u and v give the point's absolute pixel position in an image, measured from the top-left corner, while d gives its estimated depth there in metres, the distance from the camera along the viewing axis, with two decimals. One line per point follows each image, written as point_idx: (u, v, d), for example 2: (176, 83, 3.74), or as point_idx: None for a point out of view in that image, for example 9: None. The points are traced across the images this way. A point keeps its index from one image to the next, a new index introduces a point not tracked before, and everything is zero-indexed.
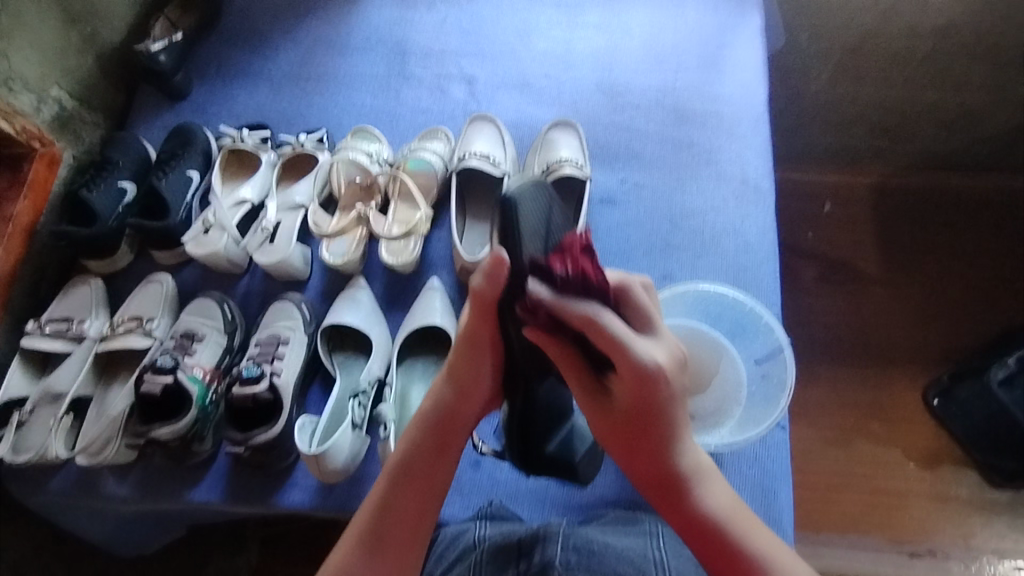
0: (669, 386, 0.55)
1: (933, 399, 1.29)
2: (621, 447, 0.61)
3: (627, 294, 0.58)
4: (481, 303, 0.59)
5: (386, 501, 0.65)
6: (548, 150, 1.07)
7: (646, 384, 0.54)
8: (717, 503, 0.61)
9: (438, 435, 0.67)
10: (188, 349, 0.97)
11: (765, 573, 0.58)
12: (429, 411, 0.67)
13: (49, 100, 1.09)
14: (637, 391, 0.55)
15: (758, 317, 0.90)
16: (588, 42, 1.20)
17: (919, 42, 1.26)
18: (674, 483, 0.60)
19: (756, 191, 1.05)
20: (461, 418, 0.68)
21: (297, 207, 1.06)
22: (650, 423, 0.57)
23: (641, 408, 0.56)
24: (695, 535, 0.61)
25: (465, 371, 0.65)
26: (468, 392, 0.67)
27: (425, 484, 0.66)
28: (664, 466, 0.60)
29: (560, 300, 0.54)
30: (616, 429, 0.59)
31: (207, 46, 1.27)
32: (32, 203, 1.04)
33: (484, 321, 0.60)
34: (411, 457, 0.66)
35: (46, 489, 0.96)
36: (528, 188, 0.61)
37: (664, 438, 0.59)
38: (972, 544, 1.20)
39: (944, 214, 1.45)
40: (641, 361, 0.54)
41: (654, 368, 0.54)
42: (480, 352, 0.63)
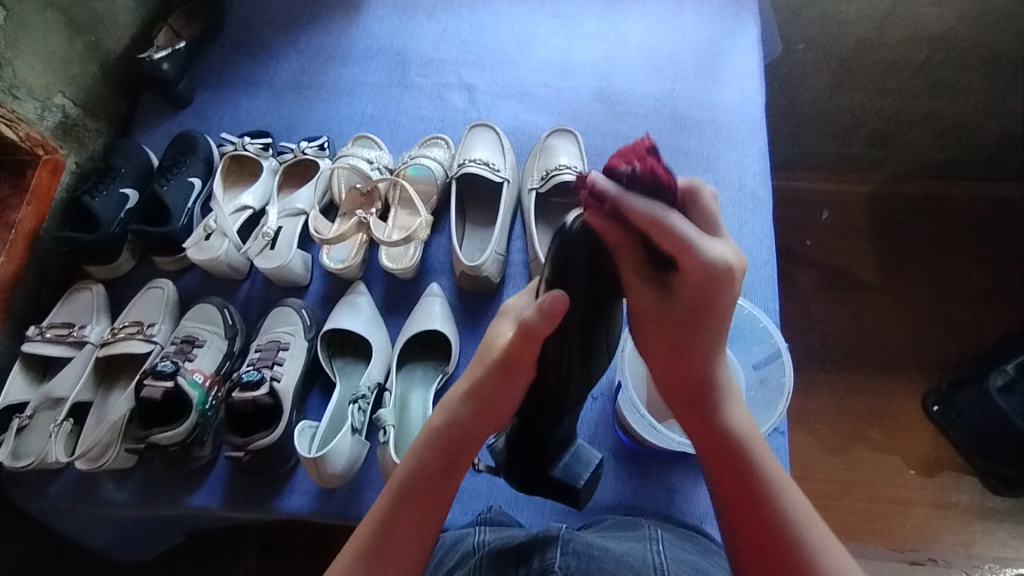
0: (729, 284, 0.56)
1: (933, 407, 1.29)
2: (660, 347, 0.62)
3: (694, 195, 0.58)
4: (528, 336, 0.57)
5: (391, 516, 0.64)
6: (547, 157, 1.07)
7: (708, 281, 0.55)
8: (738, 420, 0.65)
9: (451, 452, 0.66)
10: (189, 354, 0.97)
11: (772, 488, 0.61)
12: (441, 425, 0.67)
13: (53, 108, 1.10)
14: (697, 289, 0.56)
15: (756, 322, 0.91)
16: (587, 51, 1.22)
17: (914, 52, 1.27)
18: (703, 390, 0.64)
19: (754, 198, 1.05)
20: (476, 433, 0.66)
21: (298, 213, 1.07)
22: (699, 321, 0.59)
23: (698, 305, 0.57)
24: (713, 443, 0.64)
25: (493, 388, 0.63)
26: (490, 411, 0.65)
27: (432, 499, 0.65)
28: (699, 371, 0.63)
29: (626, 195, 0.52)
30: (661, 324, 0.60)
31: (210, 55, 1.28)
32: (35, 208, 1.05)
33: (524, 353, 0.59)
34: (419, 471, 0.66)
35: (45, 494, 0.96)
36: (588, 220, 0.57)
37: (705, 342, 0.61)
38: (974, 552, 1.20)
39: (941, 222, 1.45)
40: (708, 261, 0.54)
41: (723, 265, 0.54)
42: (515, 377, 0.62)
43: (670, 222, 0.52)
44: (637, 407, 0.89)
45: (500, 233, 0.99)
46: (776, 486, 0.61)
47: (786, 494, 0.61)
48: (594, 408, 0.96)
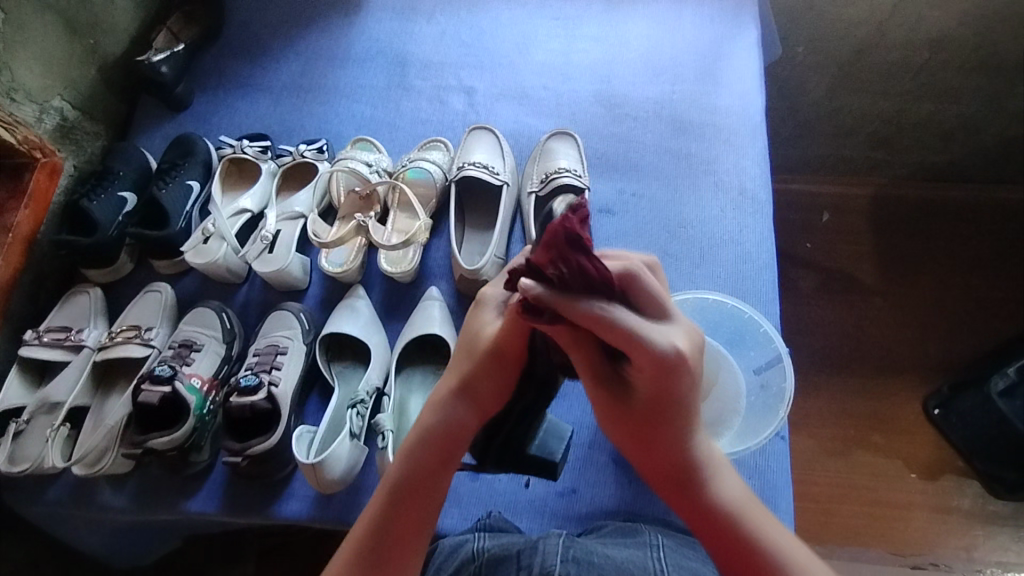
0: (689, 375, 0.55)
1: (934, 410, 1.28)
2: (633, 442, 0.62)
3: (634, 279, 0.55)
4: (519, 316, 0.59)
5: (386, 516, 0.64)
6: (546, 160, 1.07)
7: (664, 375, 0.54)
8: (730, 493, 0.62)
9: (441, 447, 0.65)
10: (187, 358, 0.97)
11: (778, 568, 0.58)
12: (431, 424, 0.66)
13: (51, 111, 1.10)
14: (654, 381, 0.55)
15: (756, 326, 0.90)
16: (586, 54, 1.21)
17: (914, 54, 1.27)
18: (685, 473, 0.62)
19: (754, 202, 1.05)
20: (466, 429, 0.65)
21: (298, 217, 1.06)
22: (663, 411, 0.58)
23: (659, 398, 0.57)
24: (705, 523, 0.62)
25: (483, 380, 0.65)
26: (480, 404, 0.66)
27: (426, 500, 0.65)
28: (677, 456, 0.61)
29: (563, 300, 0.51)
30: (630, 420, 0.60)
31: (209, 57, 1.28)
32: (32, 212, 1.05)
33: (513, 330, 0.61)
34: (412, 471, 0.65)
35: (42, 499, 0.96)
36: None
37: (677, 428, 0.60)
38: (975, 557, 1.19)
39: (942, 225, 1.45)
40: (660, 349, 0.53)
41: (675, 354, 0.53)
42: (504, 365, 0.64)
43: (612, 316, 0.52)
44: None
45: (499, 236, 0.99)
46: (781, 561, 0.58)
47: (791, 569, 0.58)
48: (594, 413, 0.96)
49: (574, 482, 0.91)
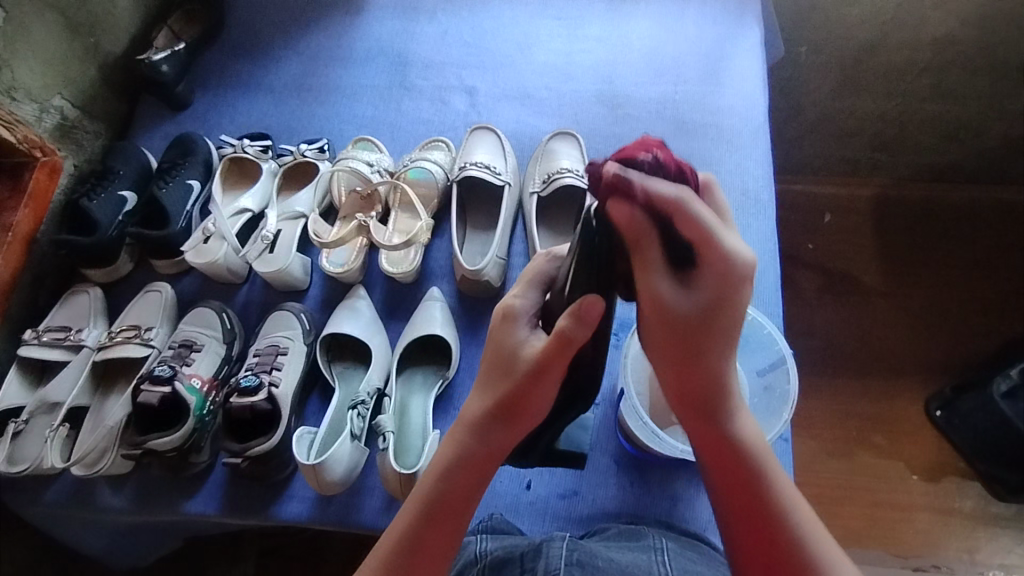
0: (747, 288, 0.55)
1: (935, 412, 1.28)
2: (667, 356, 0.59)
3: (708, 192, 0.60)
4: (563, 345, 0.58)
5: (416, 534, 0.63)
6: (549, 161, 1.06)
7: (729, 281, 0.54)
8: (745, 429, 0.63)
9: (478, 466, 0.64)
10: (187, 359, 0.96)
11: (778, 499, 0.61)
12: (466, 442, 0.65)
13: (51, 110, 1.09)
14: (716, 287, 0.54)
15: (761, 329, 0.90)
16: (588, 54, 1.21)
17: (917, 55, 1.26)
18: (711, 403, 0.61)
19: (757, 202, 1.05)
20: (501, 449, 0.65)
21: (298, 217, 1.05)
22: (709, 331, 0.56)
23: (714, 312, 0.55)
24: (717, 454, 0.63)
25: (523, 402, 0.62)
26: (518, 424, 0.64)
27: (457, 519, 0.64)
28: (709, 382, 0.60)
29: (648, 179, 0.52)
30: (671, 332, 0.57)
31: (209, 57, 1.28)
32: (32, 212, 1.04)
33: (555, 362, 0.59)
34: (445, 489, 0.64)
35: (41, 500, 0.95)
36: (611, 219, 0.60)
37: (717, 348, 0.58)
38: (978, 559, 1.19)
39: (943, 226, 1.44)
40: (732, 253, 0.53)
41: (743, 263, 0.53)
42: (544, 385, 0.61)
43: (690, 207, 0.51)
44: (639, 415, 0.87)
45: (501, 236, 0.99)
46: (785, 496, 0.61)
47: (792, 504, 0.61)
48: (596, 414, 0.95)
49: (576, 484, 0.91)
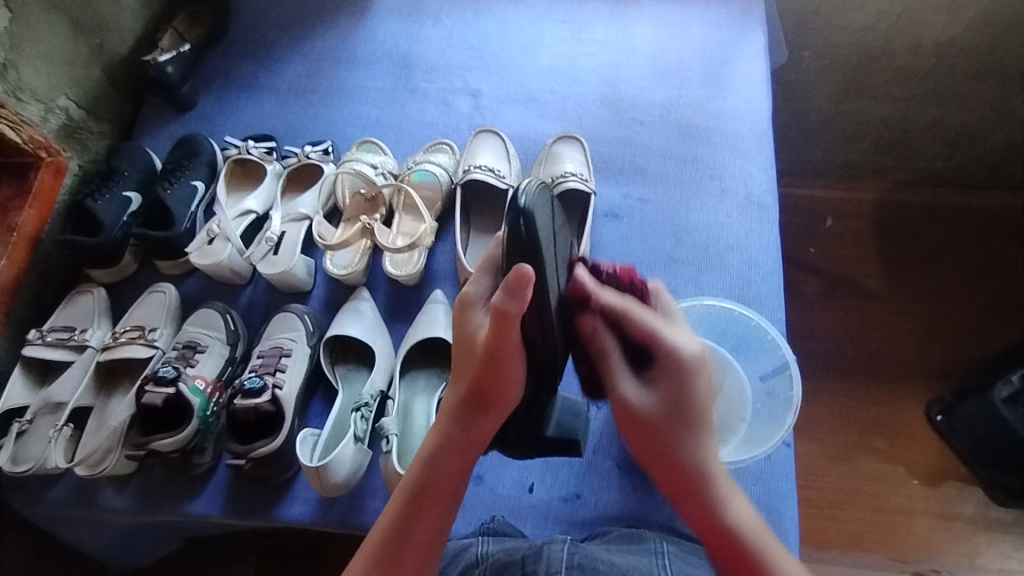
0: (696, 375, 0.64)
1: (935, 416, 1.28)
2: (644, 447, 0.65)
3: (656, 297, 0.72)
4: (503, 320, 0.57)
5: (402, 524, 0.64)
6: (553, 164, 1.07)
7: (674, 368, 0.64)
8: (740, 513, 0.63)
9: (460, 452, 0.66)
10: (191, 360, 0.96)
11: None
12: (445, 433, 0.66)
13: (56, 110, 1.10)
14: (665, 374, 0.64)
15: (765, 334, 0.90)
16: (592, 58, 1.21)
17: (920, 60, 1.26)
18: (697, 484, 0.63)
19: (761, 207, 1.05)
20: (480, 437, 0.66)
21: (303, 218, 1.06)
22: (672, 417, 0.63)
23: (672, 398, 0.63)
24: (713, 538, 0.62)
25: (489, 387, 0.63)
26: (492, 411, 0.65)
27: (443, 505, 0.66)
28: (688, 464, 0.63)
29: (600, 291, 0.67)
30: (642, 421, 0.64)
31: (214, 58, 1.28)
32: (37, 211, 1.04)
33: (505, 339, 0.58)
34: (429, 478, 0.66)
35: (44, 500, 0.95)
36: (537, 195, 0.61)
37: (685, 430, 0.63)
38: (977, 563, 1.19)
39: (945, 231, 1.45)
40: (671, 347, 0.64)
41: (681, 350, 0.64)
42: (504, 368, 0.61)
43: (632, 312, 0.65)
44: None
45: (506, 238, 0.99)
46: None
47: None
48: (599, 417, 0.96)
49: (578, 487, 0.91)
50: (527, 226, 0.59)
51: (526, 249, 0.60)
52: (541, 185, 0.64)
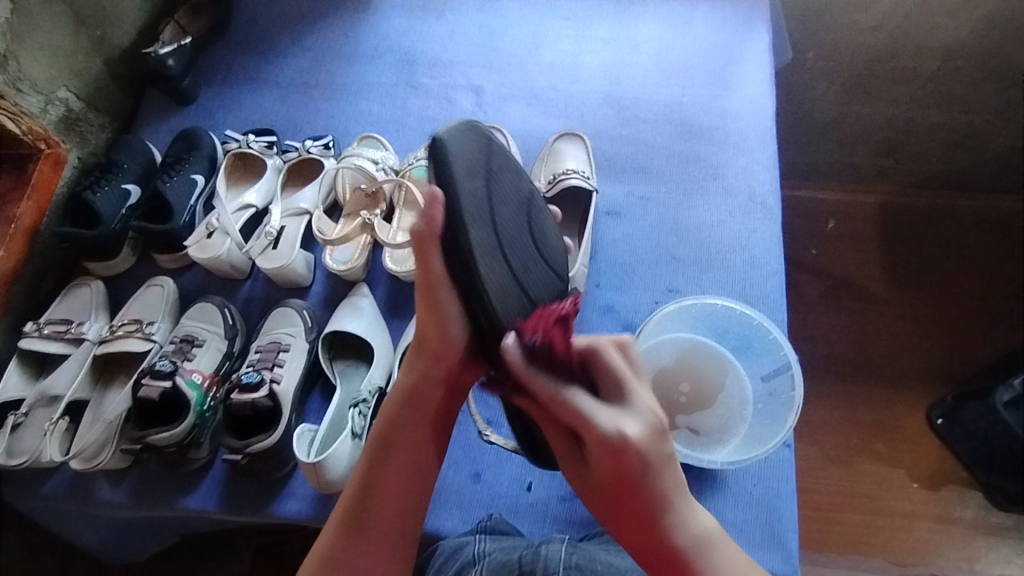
0: (643, 459, 0.53)
1: (936, 419, 1.28)
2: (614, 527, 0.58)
3: (596, 353, 0.59)
4: (423, 243, 0.63)
5: (371, 472, 0.67)
6: (555, 162, 1.06)
7: (615, 459, 0.53)
8: (734, 573, 0.55)
9: (418, 401, 0.69)
10: (188, 354, 0.96)
11: None
12: (403, 383, 0.70)
13: (56, 102, 1.09)
14: (610, 464, 0.54)
15: (766, 334, 0.88)
16: (596, 56, 1.20)
17: (926, 62, 1.26)
18: (678, 573, 0.55)
19: (763, 207, 1.04)
20: (436, 386, 0.69)
21: (302, 213, 1.05)
22: (621, 496, 0.55)
23: (614, 479, 0.54)
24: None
25: (431, 333, 0.67)
26: (441, 354, 0.67)
27: (410, 450, 0.68)
28: (661, 549, 0.56)
29: (524, 372, 0.58)
30: (602, 504, 0.57)
31: (215, 51, 1.27)
32: (36, 203, 1.04)
33: (428, 267, 0.63)
34: (391, 429, 0.69)
35: (39, 493, 0.95)
36: (457, 133, 0.66)
37: (644, 512, 0.55)
38: (977, 568, 1.19)
39: (947, 233, 1.44)
40: (598, 433, 0.53)
41: (616, 440, 0.53)
42: (438, 304, 0.64)
43: (561, 393, 0.56)
44: None
45: None
46: None
47: None
48: None
49: None
50: (438, 155, 0.65)
51: (438, 174, 0.64)
52: (479, 128, 0.69)
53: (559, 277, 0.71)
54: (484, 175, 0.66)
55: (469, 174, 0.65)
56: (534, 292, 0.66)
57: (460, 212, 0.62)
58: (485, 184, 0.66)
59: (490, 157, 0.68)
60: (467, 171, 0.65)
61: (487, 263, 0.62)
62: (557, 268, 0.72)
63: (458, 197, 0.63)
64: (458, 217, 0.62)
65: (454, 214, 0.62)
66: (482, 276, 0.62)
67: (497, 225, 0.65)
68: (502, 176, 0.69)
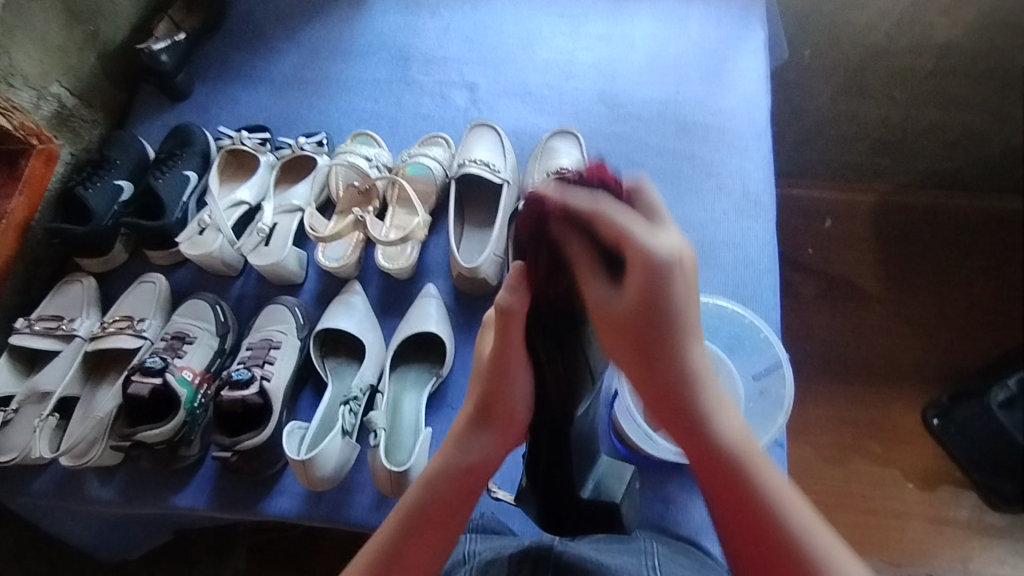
0: (684, 285, 0.51)
1: (933, 420, 1.27)
2: (626, 354, 0.54)
3: (639, 192, 0.55)
4: (506, 318, 0.56)
5: (397, 543, 0.61)
6: (548, 160, 1.06)
7: (657, 282, 0.50)
8: (728, 431, 0.57)
9: (464, 478, 0.63)
10: (179, 351, 0.95)
11: (773, 509, 0.55)
12: (454, 458, 0.63)
13: (49, 97, 1.09)
14: (648, 295, 0.50)
15: (758, 332, 0.90)
16: (591, 53, 1.20)
17: (922, 61, 1.25)
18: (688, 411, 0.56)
19: (757, 206, 1.04)
20: (488, 464, 0.64)
21: (294, 210, 1.05)
22: (656, 324, 0.51)
23: (650, 310, 0.51)
24: (704, 462, 0.57)
25: (499, 410, 0.62)
26: (506, 432, 0.63)
27: (444, 527, 0.62)
28: (676, 384, 0.55)
29: (564, 197, 0.52)
30: (625, 337, 0.52)
31: (210, 48, 1.27)
32: (27, 200, 1.03)
33: (509, 344, 0.57)
34: (428, 501, 0.62)
35: (29, 490, 0.94)
36: None
37: (673, 344, 0.53)
38: (972, 568, 1.18)
39: (944, 233, 1.44)
40: (650, 253, 0.49)
41: (669, 260, 0.49)
42: (508, 383, 0.59)
43: (602, 214, 0.50)
44: (634, 416, 0.89)
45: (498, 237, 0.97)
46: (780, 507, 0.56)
47: (792, 510, 0.56)
48: None
49: None
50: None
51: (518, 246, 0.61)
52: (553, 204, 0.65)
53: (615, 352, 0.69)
54: None
55: None
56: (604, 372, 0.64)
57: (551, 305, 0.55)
58: None
59: None
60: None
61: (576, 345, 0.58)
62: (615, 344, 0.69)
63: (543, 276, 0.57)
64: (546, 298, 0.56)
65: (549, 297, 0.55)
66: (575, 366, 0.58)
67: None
68: None
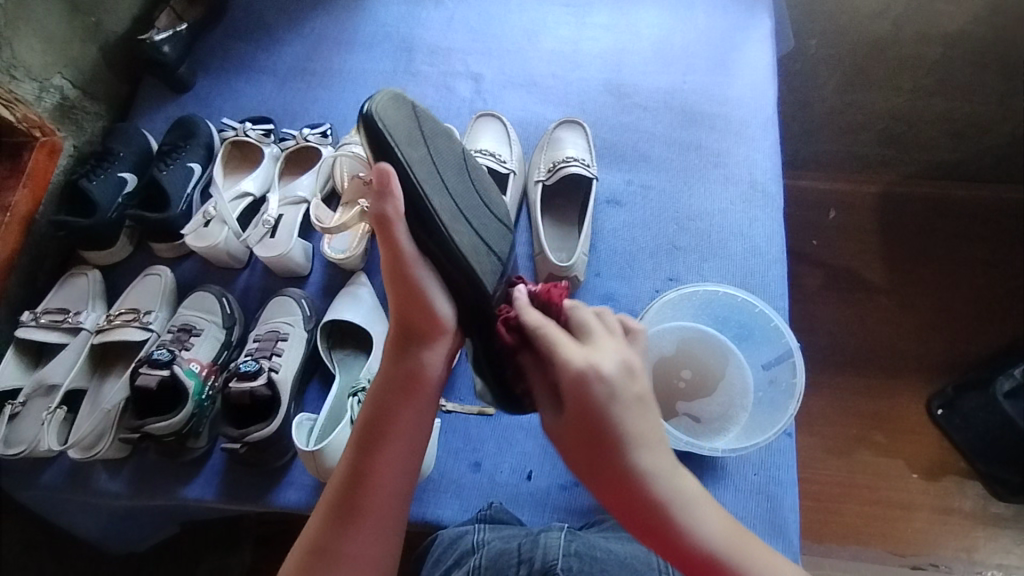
0: (607, 387, 0.54)
1: (937, 410, 1.27)
2: (588, 470, 0.56)
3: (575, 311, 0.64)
4: (383, 224, 0.63)
5: (359, 460, 0.64)
6: (554, 149, 1.05)
7: (583, 391, 0.55)
8: (711, 534, 0.54)
9: (408, 389, 0.66)
10: (186, 343, 0.95)
11: None
12: (392, 370, 0.68)
13: (51, 89, 1.08)
14: (577, 402, 0.55)
15: (767, 321, 0.87)
16: (596, 42, 1.19)
17: (928, 50, 1.25)
18: (658, 522, 0.53)
19: (765, 195, 1.03)
20: (428, 369, 0.67)
21: (300, 201, 1.04)
22: (594, 430, 0.54)
23: (584, 418, 0.55)
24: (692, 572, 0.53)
25: (414, 313, 0.67)
26: (431, 334, 0.68)
27: (399, 438, 0.65)
28: (635, 493, 0.54)
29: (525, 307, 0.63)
30: (575, 449, 0.56)
31: (212, 39, 1.26)
32: (31, 192, 1.02)
33: (393, 248, 0.64)
34: (381, 414, 0.66)
35: (37, 482, 0.94)
36: (386, 102, 0.66)
37: (615, 451, 0.54)
38: (976, 558, 1.18)
39: (949, 223, 1.43)
40: (567, 363, 0.56)
41: (589, 368, 0.55)
42: (413, 285, 0.66)
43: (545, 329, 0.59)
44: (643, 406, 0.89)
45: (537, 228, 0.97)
46: None
47: None
48: None
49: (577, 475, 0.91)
50: (371, 129, 0.64)
51: (378, 148, 0.65)
52: (403, 98, 0.69)
53: (507, 227, 0.80)
54: (422, 142, 0.68)
55: (409, 143, 0.66)
56: (498, 250, 0.75)
57: (428, 211, 0.65)
58: (426, 149, 0.69)
59: (422, 136, 0.69)
60: (408, 140, 0.66)
61: (453, 227, 0.67)
62: (502, 218, 0.79)
63: (416, 177, 0.65)
64: (422, 197, 0.65)
65: (412, 190, 0.64)
66: (460, 249, 0.66)
67: (450, 191, 0.70)
68: (436, 144, 0.71)
